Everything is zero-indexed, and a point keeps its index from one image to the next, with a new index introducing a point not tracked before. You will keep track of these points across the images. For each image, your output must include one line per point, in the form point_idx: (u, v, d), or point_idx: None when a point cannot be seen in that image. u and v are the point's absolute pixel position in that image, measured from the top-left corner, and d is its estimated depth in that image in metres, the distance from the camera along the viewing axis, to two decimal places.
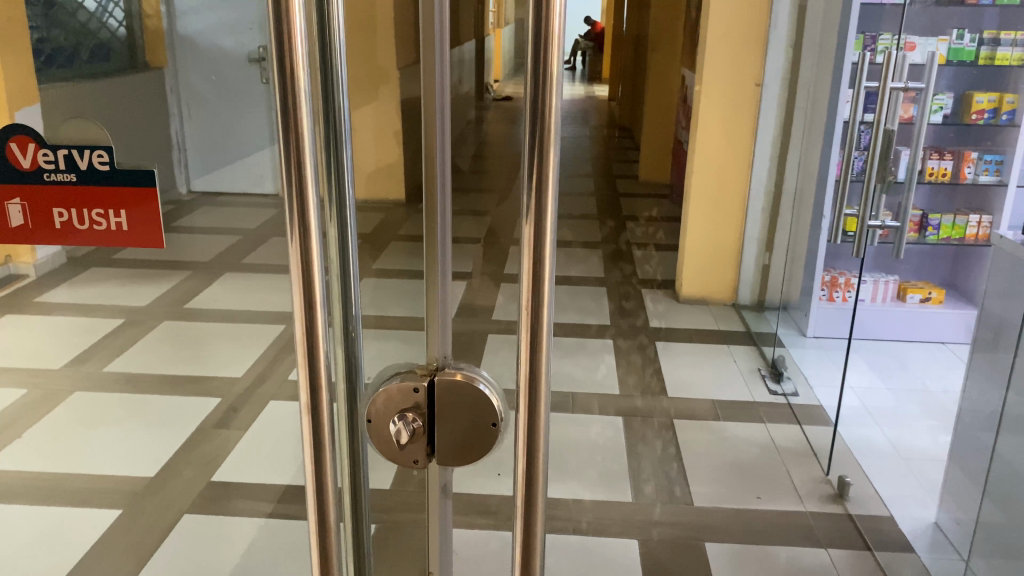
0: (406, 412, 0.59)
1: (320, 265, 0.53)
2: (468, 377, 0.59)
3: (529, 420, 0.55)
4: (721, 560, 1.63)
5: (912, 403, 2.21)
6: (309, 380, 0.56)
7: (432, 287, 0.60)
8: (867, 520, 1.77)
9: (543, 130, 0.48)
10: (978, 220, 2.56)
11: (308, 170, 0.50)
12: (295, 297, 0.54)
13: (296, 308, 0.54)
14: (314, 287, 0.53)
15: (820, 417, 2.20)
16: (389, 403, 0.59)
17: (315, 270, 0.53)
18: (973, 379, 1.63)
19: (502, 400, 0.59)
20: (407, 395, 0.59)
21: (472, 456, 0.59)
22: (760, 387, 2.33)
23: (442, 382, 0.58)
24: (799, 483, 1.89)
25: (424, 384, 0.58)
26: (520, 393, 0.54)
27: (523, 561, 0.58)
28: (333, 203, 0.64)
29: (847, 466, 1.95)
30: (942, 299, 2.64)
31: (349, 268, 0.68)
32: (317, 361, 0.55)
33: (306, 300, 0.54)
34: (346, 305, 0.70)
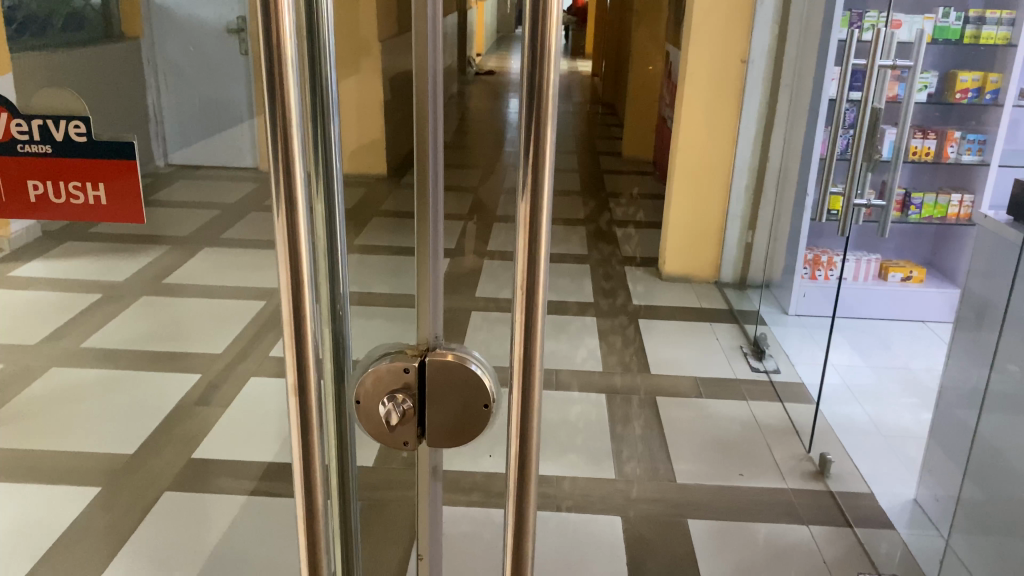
0: (397, 392, 0.57)
1: (306, 241, 0.52)
2: (458, 358, 0.57)
3: (522, 400, 0.53)
4: (703, 538, 1.63)
5: (893, 381, 2.23)
6: (295, 362, 0.54)
7: (423, 266, 0.58)
8: (848, 496, 1.78)
9: (541, 105, 0.46)
10: (960, 199, 2.55)
11: (294, 139, 0.48)
12: (281, 274, 0.52)
13: (283, 288, 0.52)
14: (302, 264, 0.52)
15: (804, 395, 2.19)
16: (377, 386, 0.57)
17: (303, 246, 0.51)
18: (955, 355, 1.64)
19: (494, 381, 0.57)
20: (397, 375, 0.57)
21: (462, 437, 0.58)
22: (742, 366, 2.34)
23: (432, 363, 0.57)
24: (781, 461, 1.89)
25: (414, 364, 0.57)
26: (513, 374, 0.53)
27: (515, 545, 0.57)
28: (320, 179, 0.62)
29: (828, 443, 1.95)
30: (924, 278, 2.66)
31: (336, 243, 0.66)
32: (306, 345, 0.54)
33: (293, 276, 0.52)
34: (334, 284, 0.67)
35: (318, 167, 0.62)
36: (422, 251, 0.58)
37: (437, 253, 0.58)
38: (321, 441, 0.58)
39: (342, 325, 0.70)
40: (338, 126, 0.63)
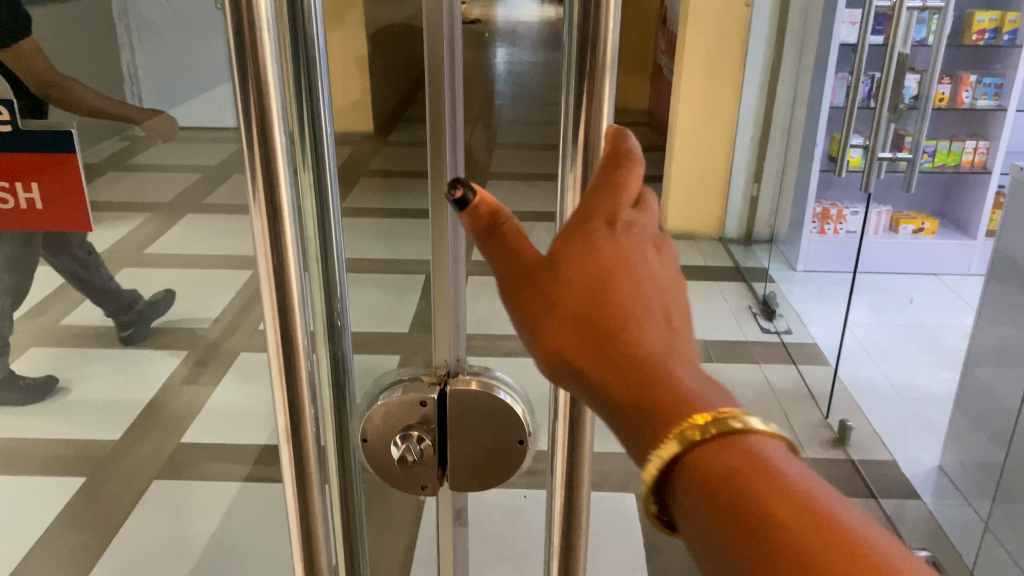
0: (413, 431, 0.47)
1: (295, 248, 0.42)
2: (484, 385, 0.47)
3: (567, 436, 0.45)
4: None
5: (910, 340, 2.15)
6: (287, 400, 0.45)
7: (439, 283, 0.46)
8: (869, 464, 1.71)
9: (595, 68, 0.37)
10: (974, 146, 2.45)
11: (274, 118, 0.38)
12: (264, 294, 0.42)
13: (266, 311, 0.42)
14: (290, 276, 0.42)
15: (818, 358, 2.12)
16: (390, 424, 0.47)
17: (290, 255, 0.41)
18: (985, 317, 1.54)
19: (526, 410, 0.48)
20: (411, 412, 0.47)
21: (491, 478, 0.49)
22: (752, 327, 2.25)
23: (454, 396, 0.47)
24: (798, 427, 1.82)
25: (433, 396, 0.47)
26: (558, 402, 0.44)
27: None
28: (309, 170, 0.50)
29: (846, 409, 1.88)
30: (936, 230, 2.57)
31: (331, 249, 0.54)
32: (298, 379, 0.44)
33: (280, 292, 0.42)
34: (329, 295, 0.55)
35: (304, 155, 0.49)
36: (439, 265, 0.45)
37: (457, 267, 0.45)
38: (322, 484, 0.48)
39: (344, 355, 0.57)
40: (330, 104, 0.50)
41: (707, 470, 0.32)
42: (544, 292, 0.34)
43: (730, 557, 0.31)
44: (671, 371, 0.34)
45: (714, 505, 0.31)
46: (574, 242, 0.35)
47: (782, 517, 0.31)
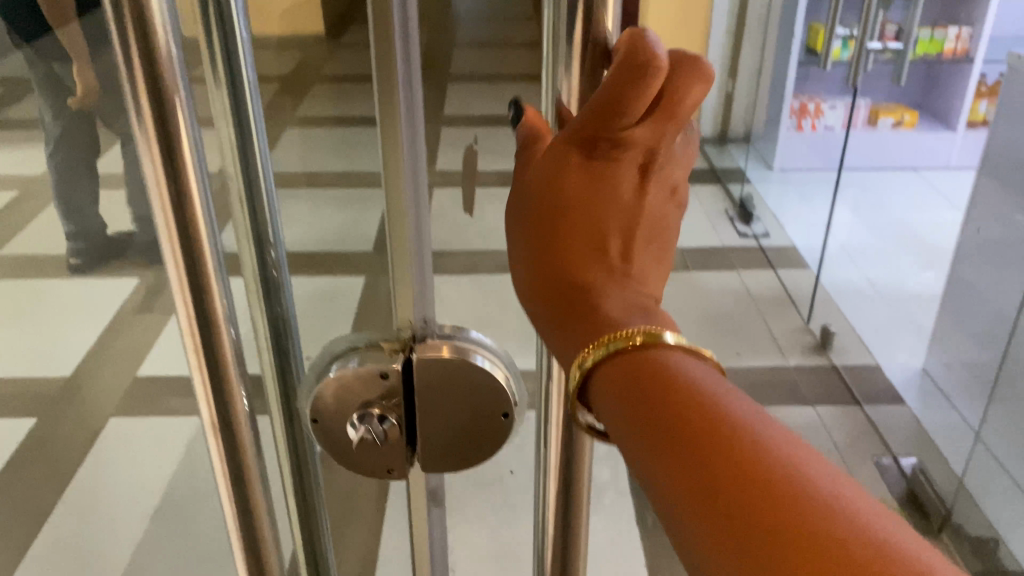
0: (373, 411, 0.38)
1: (202, 189, 0.31)
2: (458, 349, 0.38)
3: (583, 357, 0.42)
4: None
5: (890, 239, 2.09)
6: (212, 391, 0.35)
7: (398, 234, 0.37)
8: (852, 371, 1.67)
9: None
10: (957, 33, 2.33)
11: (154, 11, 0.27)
12: (169, 264, 0.32)
13: (174, 281, 0.32)
14: (198, 226, 0.31)
15: (796, 262, 2.06)
16: (343, 403, 0.38)
17: (200, 203, 0.31)
18: (976, 216, 1.47)
19: (510, 374, 0.40)
20: (368, 388, 0.38)
21: (471, 455, 0.41)
22: (728, 232, 2.17)
23: (422, 365, 0.37)
24: (780, 334, 1.77)
25: (395, 368, 0.37)
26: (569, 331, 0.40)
27: (564, 492, 0.47)
28: (222, 92, 0.39)
29: (827, 315, 1.84)
30: (915, 122, 2.48)
31: (258, 191, 0.44)
32: (226, 366, 0.35)
33: (191, 254, 0.31)
34: (261, 244, 0.45)
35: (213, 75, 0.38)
36: (397, 212, 0.36)
37: (420, 209, 0.37)
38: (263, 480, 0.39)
39: (283, 315, 0.48)
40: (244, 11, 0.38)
41: (631, 364, 0.36)
42: (526, 203, 0.41)
43: (630, 439, 0.35)
44: (612, 300, 0.39)
45: (631, 389, 0.35)
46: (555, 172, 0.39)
47: (685, 412, 0.33)
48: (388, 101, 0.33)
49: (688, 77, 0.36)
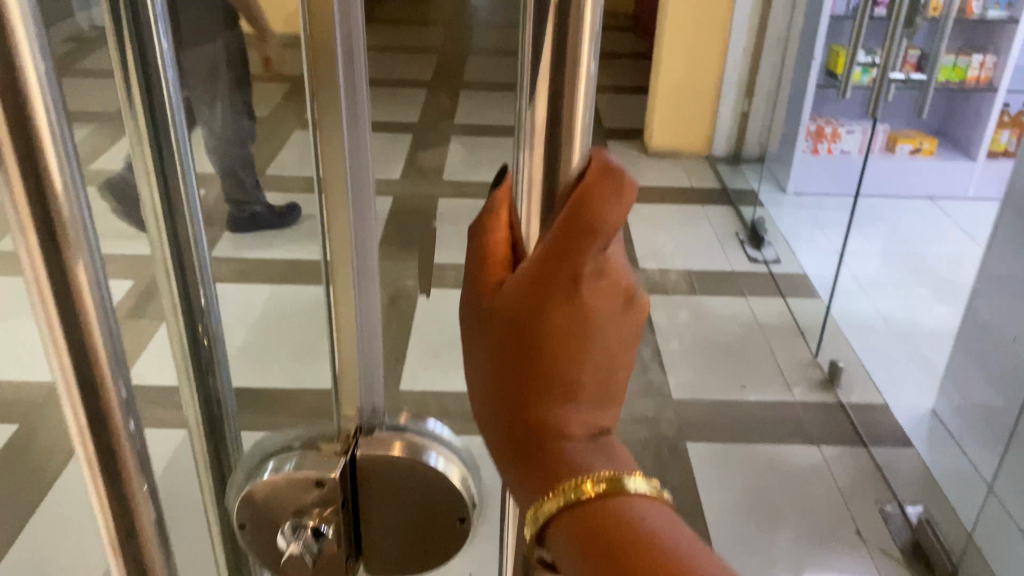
0: (305, 520, 0.34)
1: (93, 279, 0.26)
2: (416, 444, 0.35)
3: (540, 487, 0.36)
4: (706, 465, 1.46)
5: (904, 271, 2.04)
6: (112, 511, 0.29)
7: (343, 316, 0.33)
8: (859, 409, 1.62)
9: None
10: (981, 61, 2.28)
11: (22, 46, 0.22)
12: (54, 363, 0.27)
13: (59, 386, 0.27)
14: (91, 319, 0.26)
15: (806, 290, 2.00)
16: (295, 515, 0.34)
17: (82, 276, 0.26)
18: (996, 257, 1.41)
19: (465, 472, 0.37)
20: (301, 495, 0.34)
21: (422, 554, 0.38)
22: (737, 256, 2.11)
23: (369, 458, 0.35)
24: (786, 367, 1.72)
25: (334, 477, 0.34)
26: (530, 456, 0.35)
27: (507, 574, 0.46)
28: (144, 131, 0.37)
29: (835, 348, 1.78)
30: (934, 150, 2.42)
31: (185, 243, 0.41)
32: (130, 480, 0.29)
33: (75, 336, 0.26)
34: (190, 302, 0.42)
35: (133, 113, 0.37)
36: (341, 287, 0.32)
37: (367, 290, 0.33)
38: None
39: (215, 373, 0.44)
40: (169, 44, 0.37)
41: (585, 516, 0.35)
42: (494, 321, 0.33)
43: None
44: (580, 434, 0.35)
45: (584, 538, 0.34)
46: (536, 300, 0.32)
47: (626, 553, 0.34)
48: (333, 154, 0.30)
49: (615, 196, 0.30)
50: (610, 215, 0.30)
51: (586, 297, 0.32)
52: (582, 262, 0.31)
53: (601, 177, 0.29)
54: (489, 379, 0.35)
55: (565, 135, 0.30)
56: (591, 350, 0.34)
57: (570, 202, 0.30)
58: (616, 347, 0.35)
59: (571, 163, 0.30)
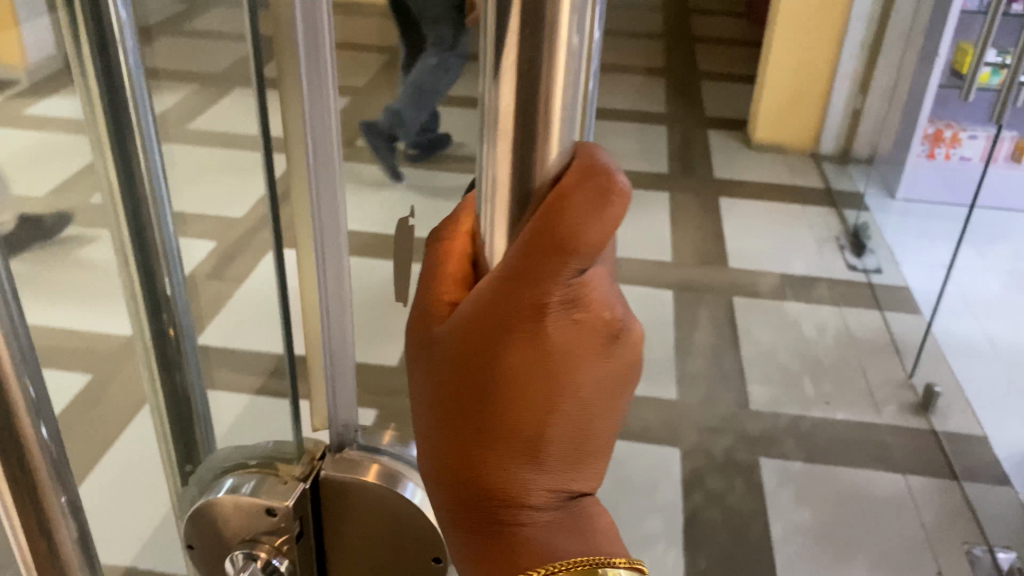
0: (257, 550, 0.47)
1: None
2: (387, 476, 0.48)
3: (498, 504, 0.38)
4: (778, 483, 1.37)
5: (1020, 292, 1.87)
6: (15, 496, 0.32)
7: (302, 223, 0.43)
8: (954, 439, 1.49)
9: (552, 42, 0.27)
10: None
11: None
12: None
13: None
14: None
15: (907, 306, 1.86)
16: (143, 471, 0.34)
17: None
18: None
19: None
20: (252, 523, 0.47)
21: None
22: (836, 261, 1.99)
23: (334, 476, 0.48)
24: (876, 386, 1.60)
25: None
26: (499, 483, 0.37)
27: None
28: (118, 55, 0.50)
29: (933, 370, 1.65)
30: None
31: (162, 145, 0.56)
32: (31, 463, 0.31)
33: None
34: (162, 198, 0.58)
35: (85, 67, 0.42)
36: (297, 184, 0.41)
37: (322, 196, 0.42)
38: (81, 542, 0.36)
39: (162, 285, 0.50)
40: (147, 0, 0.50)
41: None
42: (464, 335, 0.35)
43: None
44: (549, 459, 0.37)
45: None
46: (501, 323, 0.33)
47: None
48: (293, 80, 0.39)
49: (596, 219, 0.30)
50: (590, 239, 0.30)
51: (554, 329, 0.33)
52: (548, 289, 0.32)
53: (582, 186, 0.29)
54: (441, 386, 0.37)
55: (538, 156, 0.29)
56: (559, 387, 0.35)
57: (542, 222, 0.30)
58: (591, 392, 0.36)
59: (550, 159, 0.30)
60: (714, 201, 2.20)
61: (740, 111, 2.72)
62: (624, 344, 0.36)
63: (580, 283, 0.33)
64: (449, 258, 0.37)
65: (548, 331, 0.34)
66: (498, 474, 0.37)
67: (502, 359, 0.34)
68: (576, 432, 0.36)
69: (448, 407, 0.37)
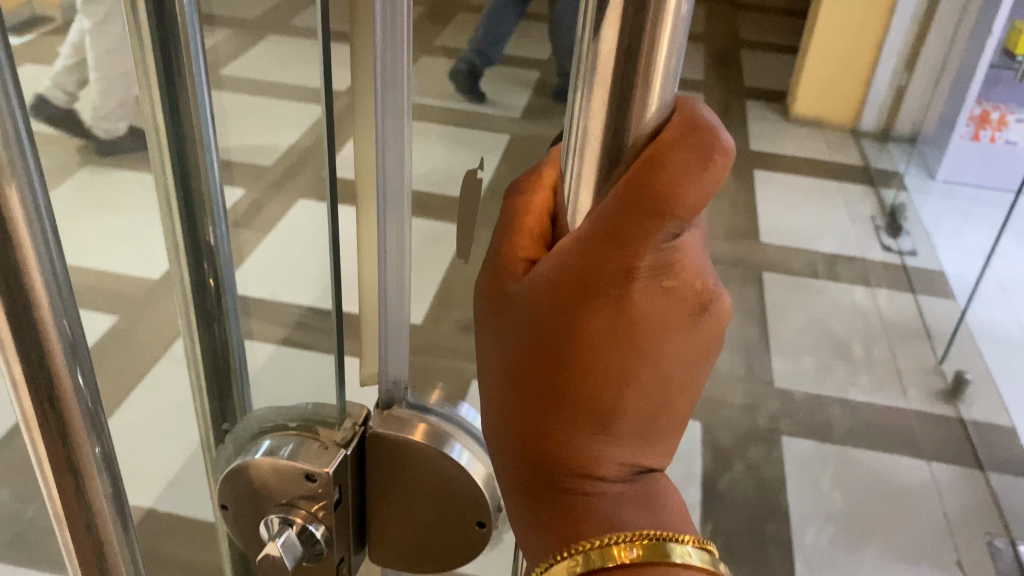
0: (294, 513, 0.43)
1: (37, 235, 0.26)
2: (434, 434, 0.44)
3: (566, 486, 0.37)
4: (800, 463, 1.36)
5: None
6: (54, 460, 0.30)
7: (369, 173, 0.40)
8: (982, 429, 1.47)
9: None
10: None
11: None
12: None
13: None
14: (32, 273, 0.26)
15: (941, 290, 1.83)
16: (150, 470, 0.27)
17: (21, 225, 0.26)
18: None
19: None
20: (292, 485, 0.43)
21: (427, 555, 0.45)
22: (871, 242, 1.95)
23: (378, 438, 0.44)
24: (904, 370, 1.58)
25: None
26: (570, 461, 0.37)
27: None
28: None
29: (965, 357, 1.62)
30: None
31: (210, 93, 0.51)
32: (73, 428, 0.30)
33: (11, 288, 0.26)
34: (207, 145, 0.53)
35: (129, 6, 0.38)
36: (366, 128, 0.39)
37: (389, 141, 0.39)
38: (117, 498, 0.34)
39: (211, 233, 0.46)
40: None
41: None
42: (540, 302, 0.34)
43: None
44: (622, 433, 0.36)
45: None
46: (584, 289, 0.33)
47: None
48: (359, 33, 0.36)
49: (694, 183, 0.29)
50: (689, 206, 0.29)
51: (639, 297, 0.33)
52: (640, 252, 0.31)
53: (686, 140, 0.29)
54: (513, 346, 0.36)
55: (636, 105, 0.29)
56: (640, 358, 0.34)
57: (634, 180, 0.30)
58: (670, 362, 0.35)
59: (649, 112, 0.29)
60: (749, 173, 2.16)
61: (779, 83, 2.66)
62: (710, 318, 0.35)
63: (672, 249, 0.32)
64: (530, 213, 0.37)
65: (635, 296, 0.33)
66: (570, 442, 0.36)
67: (582, 322, 0.34)
68: (652, 404, 0.36)
69: (520, 368, 0.36)
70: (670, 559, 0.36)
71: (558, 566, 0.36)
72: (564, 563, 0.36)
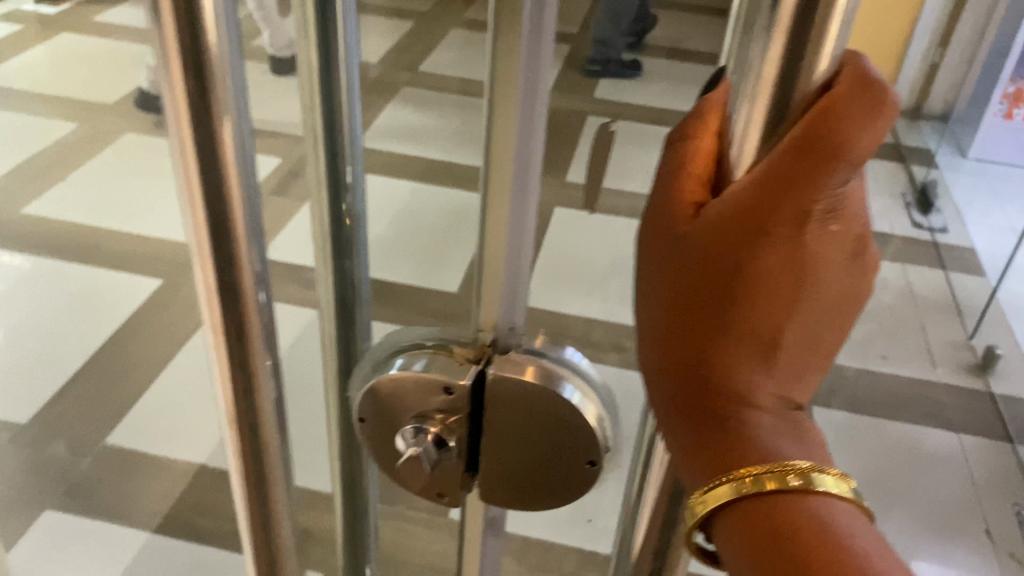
0: (427, 425, 0.35)
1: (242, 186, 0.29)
2: (547, 375, 0.34)
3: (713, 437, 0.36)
4: (832, 432, 1.38)
5: None
6: (236, 386, 0.34)
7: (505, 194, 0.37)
8: (1012, 401, 1.49)
9: None
10: None
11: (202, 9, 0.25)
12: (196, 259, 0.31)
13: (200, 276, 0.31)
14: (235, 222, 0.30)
15: (972, 266, 1.84)
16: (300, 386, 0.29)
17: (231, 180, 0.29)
18: None
19: (604, 415, 0.36)
20: (426, 396, 0.35)
21: (542, 497, 0.37)
22: (901, 219, 1.97)
23: (498, 383, 0.34)
24: (935, 345, 1.59)
25: (460, 383, 0.34)
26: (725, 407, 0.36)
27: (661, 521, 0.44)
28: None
29: (996, 333, 1.63)
30: None
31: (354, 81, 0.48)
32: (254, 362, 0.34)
33: (217, 234, 0.30)
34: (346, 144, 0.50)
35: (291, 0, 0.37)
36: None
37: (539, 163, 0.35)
38: (280, 422, 0.37)
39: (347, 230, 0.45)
40: None
41: (765, 512, 0.36)
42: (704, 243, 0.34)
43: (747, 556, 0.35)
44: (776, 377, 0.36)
45: (758, 530, 0.35)
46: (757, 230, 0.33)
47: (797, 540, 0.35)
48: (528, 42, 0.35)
49: (867, 115, 0.30)
50: (861, 147, 0.31)
51: (809, 236, 0.33)
52: (815, 195, 0.32)
53: (860, 90, 0.31)
54: (671, 286, 0.35)
55: (809, 57, 0.31)
56: (802, 299, 0.34)
57: (811, 120, 0.31)
58: (829, 303, 0.35)
59: (819, 68, 0.32)
60: None
61: None
62: (865, 258, 0.36)
63: (843, 191, 0.32)
64: (697, 153, 0.35)
65: (807, 237, 0.33)
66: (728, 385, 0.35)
67: (756, 260, 0.33)
68: (805, 345, 0.36)
69: (679, 310, 0.35)
70: (820, 490, 0.36)
71: (724, 489, 0.36)
72: (726, 484, 0.36)
